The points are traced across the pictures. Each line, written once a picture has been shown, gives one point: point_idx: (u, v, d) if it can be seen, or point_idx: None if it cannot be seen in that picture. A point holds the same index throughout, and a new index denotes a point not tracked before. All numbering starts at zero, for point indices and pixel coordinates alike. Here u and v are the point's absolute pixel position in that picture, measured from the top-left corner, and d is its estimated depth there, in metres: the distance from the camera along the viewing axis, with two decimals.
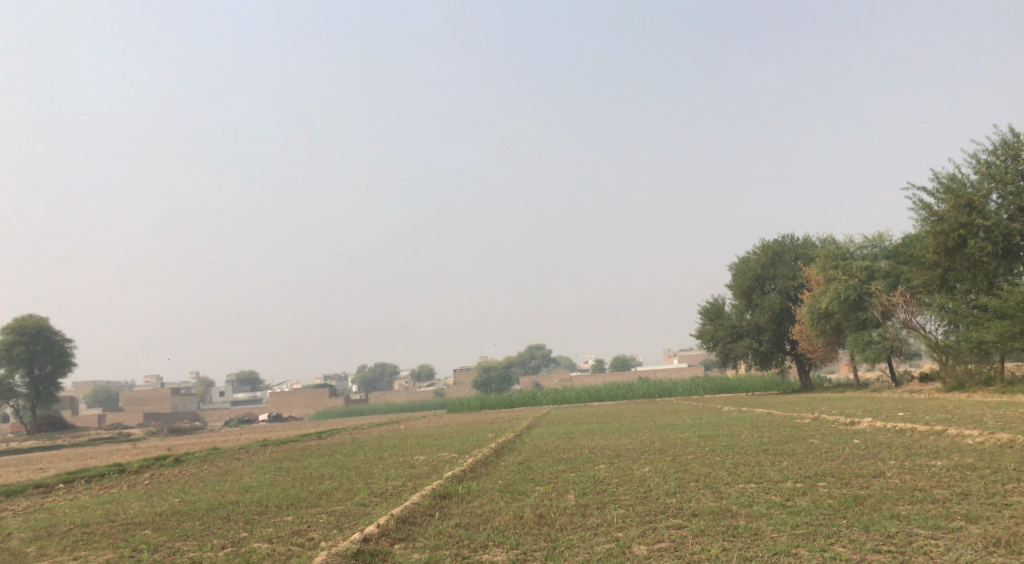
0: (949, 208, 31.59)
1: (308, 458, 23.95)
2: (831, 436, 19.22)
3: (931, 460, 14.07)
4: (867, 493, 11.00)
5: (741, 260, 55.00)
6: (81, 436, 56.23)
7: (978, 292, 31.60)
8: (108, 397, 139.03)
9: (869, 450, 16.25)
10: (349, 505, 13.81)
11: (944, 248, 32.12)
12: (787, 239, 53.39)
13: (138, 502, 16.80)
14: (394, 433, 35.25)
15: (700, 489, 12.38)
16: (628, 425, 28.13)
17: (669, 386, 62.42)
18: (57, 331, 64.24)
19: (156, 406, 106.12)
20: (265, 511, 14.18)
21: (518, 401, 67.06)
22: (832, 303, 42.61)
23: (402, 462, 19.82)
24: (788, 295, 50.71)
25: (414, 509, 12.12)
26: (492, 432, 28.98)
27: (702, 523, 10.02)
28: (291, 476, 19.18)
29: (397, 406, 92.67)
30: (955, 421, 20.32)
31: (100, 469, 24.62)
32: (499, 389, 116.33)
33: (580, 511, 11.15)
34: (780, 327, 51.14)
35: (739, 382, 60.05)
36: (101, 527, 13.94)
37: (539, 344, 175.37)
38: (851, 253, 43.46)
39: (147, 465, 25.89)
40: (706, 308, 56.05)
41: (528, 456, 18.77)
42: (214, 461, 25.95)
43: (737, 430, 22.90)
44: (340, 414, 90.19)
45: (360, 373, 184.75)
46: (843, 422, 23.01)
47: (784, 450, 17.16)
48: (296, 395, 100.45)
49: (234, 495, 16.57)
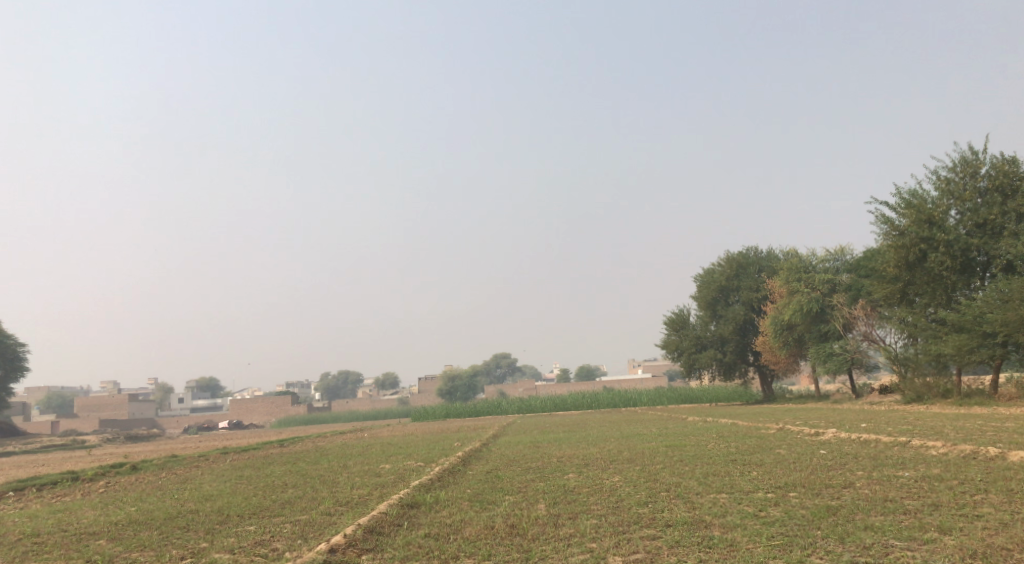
0: (910, 222, 32.06)
1: (270, 466, 23.51)
2: (798, 447, 19.34)
3: (899, 471, 14.18)
4: (840, 504, 10.97)
5: (706, 271, 55.35)
6: (33, 443, 54.75)
7: (937, 306, 32.09)
8: (63, 403, 135.80)
9: (836, 460, 16.33)
10: (314, 515, 13.48)
11: (905, 262, 32.55)
12: (751, 251, 53.91)
13: (93, 511, 16.26)
14: (358, 441, 34.73)
15: (672, 499, 12.30)
16: (595, 434, 28.05)
17: (634, 396, 62.61)
18: (10, 335, 62.60)
19: (112, 413, 103.82)
20: (227, 520, 13.78)
21: (482, 410, 66.74)
22: (794, 315, 43.00)
23: (367, 471, 19.53)
24: (751, 307, 51.16)
25: (382, 519, 11.83)
26: (458, 441, 28.77)
27: (677, 534, 9.90)
28: (252, 485, 18.74)
29: (361, 415, 91.67)
30: (918, 432, 20.60)
31: (53, 477, 23.91)
32: (464, 398, 115.70)
33: (552, 521, 10.97)
34: (743, 338, 51.57)
35: (702, 392, 60.42)
36: (52, 538, 13.40)
37: (504, 355, 174.92)
38: (814, 265, 43.90)
39: (103, 472, 25.21)
40: (671, 319, 56.29)
41: (495, 465, 18.56)
42: (173, 469, 25.37)
43: (704, 440, 22.92)
44: (302, 422, 89.04)
45: (323, 380, 183.15)
46: (808, 432, 23.21)
47: (752, 460, 17.20)
48: (257, 402, 99.01)
49: (193, 504, 16.11)
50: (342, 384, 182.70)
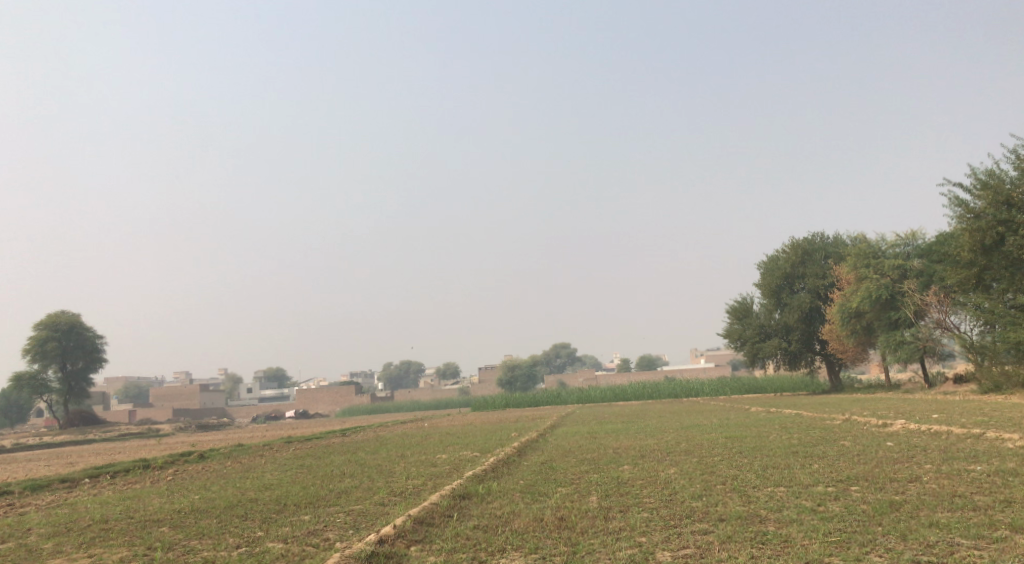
0: (987, 204, 30.73)
1: (331, 455, 23.86)
2: (864, 439, 18.71)
3: (971, 464, 13.57)
4: (904, 499, 10.53)
5: (769, 258, 54.11)
6: (111, 431, 56.90)
7: (1016, 291, 30.70)
8: (139, 393, 140.94)
9: (904, 453, 15.73)
10: (367, 505, 13.57)
11: (981, 246, 31.23)
12: (816, 238, 52.51)
13: (160, 498, 16.73)
14: (418, 431, 35.00)
15: (727, 492, 11.97)
16: (654, 425, 27.64)
17: (696, 386, 61.72)
18: (89, 327, 64.92)
19: (185, 402, 107.10)
20: (284, 509, 14.00)
21: (542, 400, 66.73)
22: (863, 302, 41.71)
23: (423, 461, 19.61)
24: (817, 294, 49.87)
25: (432, 510, 11.83)
26: (516, 431, 28.76)
27: (730, 529, 9.63)
28: (312, 474, 19.03)
29: (422, 404, 92.54)
30: (993, 424, 19.73)
31: (125, 464, 24.68)
32: (523, 387, 115.70)
33: (602, 514, 10.80)
34: (809, 326, 50.31)
35: (767, 382, 59.22)
36: (118, 524, 13.80)
37: (563, 344, 174.56)
38: (883, 251, 42.53)
39: (172, 461, 26.00)
40: (733, 307, 55.26)
41: (550, 456, 18.41)
42: (238, 458, 25.97)
43: (766, 431, 22.36)
44: (365, 411, 90.38)
45: (387, 370, 185.86)
46: (875, 424, 22.46)
47: (814, 452, 16.70)
48: (322, 392, 100.93)
49: (254, 492, 16.42)
50: (405, 373, 184.98)
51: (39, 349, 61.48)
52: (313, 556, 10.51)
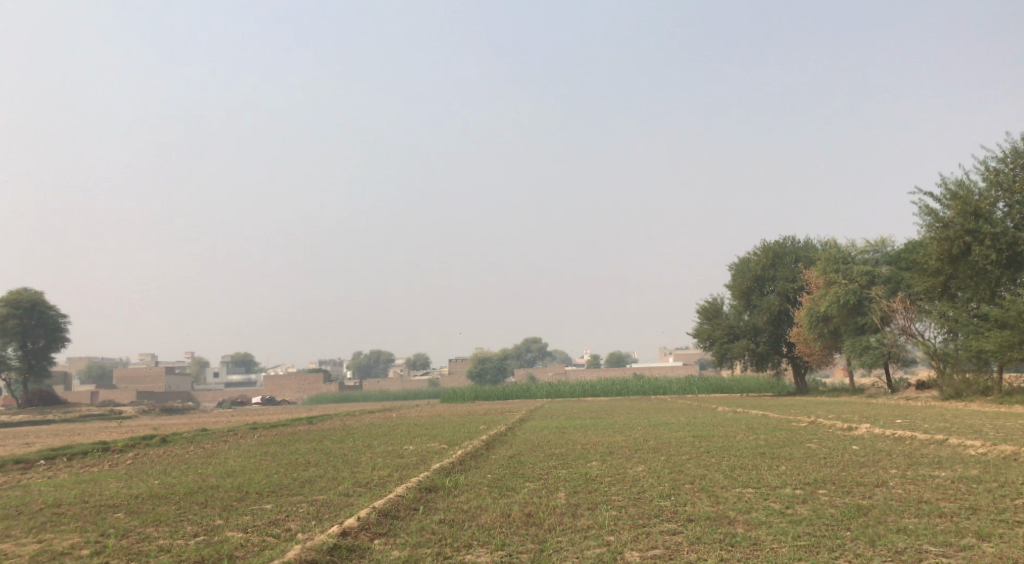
0: (956, 214, 31.09)
1: (296, 443, 23.59)
2: (830, 441, 18.79)
3: (936, 470, 13.66)
4: (871, 504, 10.54)
5: (741, 259, 54.41)
6: (72, 412, 55.81)
7: (980, 301, 31.12)
8: (102, 374, 138.74)
9: (869, 457, 15.82)
10: (331, 495, 13.34)
11: (948, 254, 31.59)
12: (788, 241, 52.94)
13: (117, 482, 16.34)
14: (385, 421, 34.74)
15: (695, 492, 11.93)
16: (622, 420, 27.63)
17: (664, 384, 62.05)
18: (52, 305, 63.55)
19: (149, 385, 105.55)
20: (245, 497, 13.72)
21: (510, 393, 66.68)
22: (831, 306, 42.11)
23: (390, 451, 19.42)
24: (787, 297, 50.30)
25: (398, 502, 11.64)
26: (484, 424, 28.64)
27: (699, 530, 9.56)
28: (276, 462, 18.74)
29: (391, 394, 92.10)
30: (954, 431, 19.95)
31: (84, 446, 24.15)
32: (493, 380, 115.51)
33: (570, 511, 10.68)
34: (778, 329, 50.78)
35: (734, 382, 59.71)
36: (72, 509, 13.41)
37: (534, 338, 174.68)
38: (853, 256, 42.93)
39: (133, 444, 25.51)
40: (703, 307, 55.52)
41: (518, 450, 18.27)
42: (201, 443, 25.57)
43: (732, 431, 22.44)
44: (333, 399, 89.66)
45: (356, 358, 184.81)
46: (840, 427, 22.59)
47: (780, 454, 16.74)
48: (290, 379, 100.05)
49: (215, 479, 16.10)
50: (374, 362, 184.22)
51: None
52: (273, 547, 10.24)
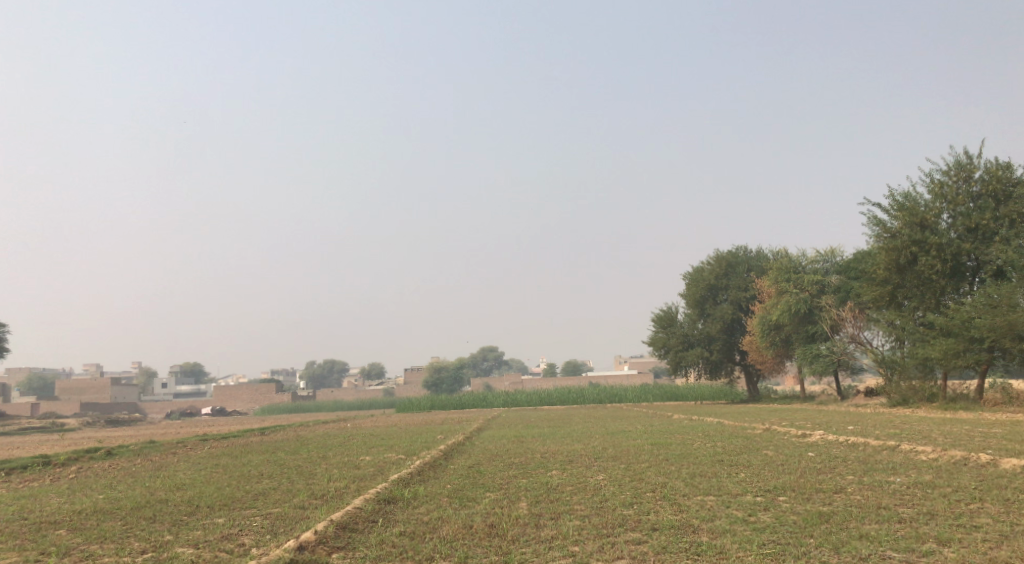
0: (902, 225, 31.79)
1: (248, 455, 23.03)
2: (785, 448, 18.97)
3: (891, 476, 13.82)
4: (832, 510, 10.58)
5: (695, 269, 54.95)
6: (12, 424, 53.96)
7: (926, 309, 31.81)
8: (44, 385, 134.62)
9: (825, 463, 15.97)
10: (286, 508, 12.97)
11: (895, 264, 32.26)
12: (740, 251, 53.64)
13: (60, 498, 15.71)
14: (340, 431, 34.21)
15: (658, 500, 11.88)
16: (580, 430, 27.58)
17: (620, 392, 62.32)
18: None
19: (94, 396, 102.65)
20: (196, 511, 13.28)
21: (466, 403, 66.31)
22: (782, 315, 42.70)
23: (346, 462, 19.07)
24: (739, 306, 50.92)
25: (356, 515, 11.34)
26: (441, 433, 28.34)
27: (664, 539, 9.47)
28: (228, 474, 18.24)
29: (345, 404, 91.01)
30: (906, 436, 20.31)
31: (24, 461, 23.24)
32: (449, 390, 114.92)
33: (533, 521, 10.51)
34: (731, 337, 51.40)
35: (688, 390, 60.24)
36: (11, 526, 12.82)
37: (490, 347, 174.22)
38: (803, 266, 43.59)
39: (77, 457, 24.66)
40: (658, 316, 55.86)
41: (478, 460, 18.06)
42: (149, 455, 24.83)
43: (690, 438, 22.51)
44: (285, 410, 88.19)
45: (309, 368, 182.35)
46: (795, 434, 22.86)
47: (738, 461, 16.84)
48: (242, 389, 98.22)
49: (163, 493, 15.57)
50: (328, 372, 182.13)
51: None
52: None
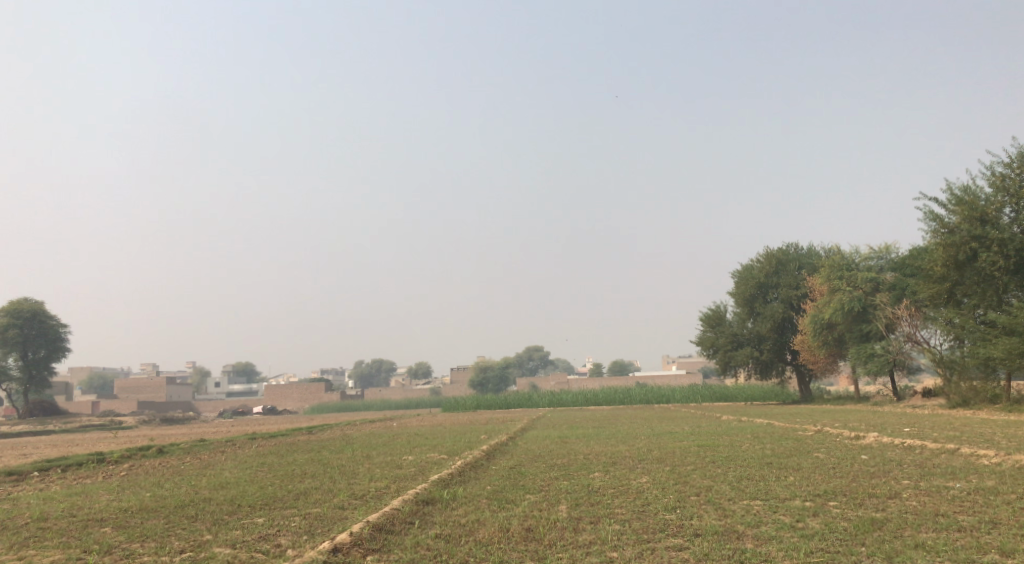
0: (961, 220, 30.70)
1: (295, 454, 23.17)
2: (838, 451, 18.35)
3: (950, 481, 13.21)
4: (886, 517, 10.10)
5: (743, 267, 53.97)
6: (72, 422, 55.39)
7: (987, 308, 30.67)
8: (104, 384, 138.56)
9: (880, 467, 15.38)
10: (326, 508, 12.92)
11: (954, 261, 31.18)
12: (791, 248, 52.53)
13: (108, 495, 15.93)
14: (386, 431, 34.37)
15: (702, 504, 11.51)
16: (625, 431, 27.18)
17: (667, 393, 61.53)
18: (54, 316, 63.27)
19: (150, 395, 105.19)
20: (237, 511, 13.30)
21: (513, 402, 66.19)
22: (835, 314, 41.59)
23: (389, 462, 19.02)
24: (790, 304, 49.84)
25: (393, 516, 11.22)
26: (486, 433, 28.28)
27: (707, 546, 9.12)
28: (272, 473, 18.34)
29: (393, 403, 91.62)
30: (966, 439, 19.52)
31: (80, 458, 23.72)
32: (495, 389, 115.03)
33: (571, 525, 10.25)
34: (781, 336, 50.32)
35: (738, 391, 59.20)
36: (58, 523, 12.99)
37: (536, 347, 174.24)
38: (856, 263, 42.42)
39: (129, 454, 25.11)
40: (707, 315, 54.98)
41: (519, 461, 17.85)
42: (199, 454, 25.16)
43: (738, 440, 21.98)
44: (335, 409, 89.16)
45: (358, 367, 184.35)
46: (848, 436, 22.18)
47: (788, 464, 16.33)
48: (292, 388, 99.61)
49: (207, 491, 15.69)
50: (376, 372, 183.89)
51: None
52: None
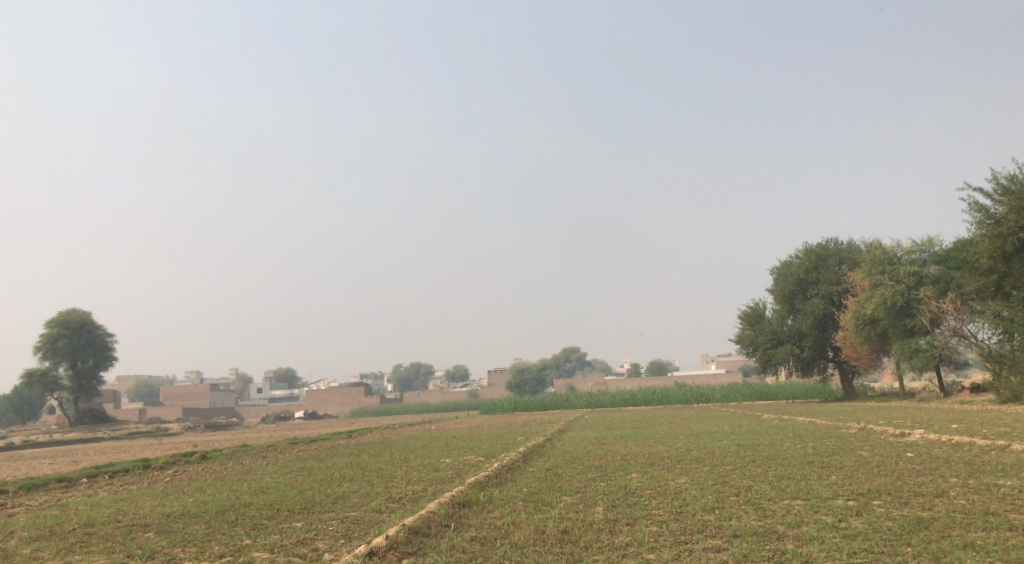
0: (1008, 210, 29.90)
1: (333, 458, 23.34)
2: (882, 449, 17.97)
3: (1000, 479, 12.84)
4: (932, 516, 9.84)
5: (782, 263, 53.22)
6: (119, 429, 56.47)
7: None
8: (150, 392, 141.30)
9: (926, 465, 15.00)
10: (363, 512, 12.98)
11: (1000, 252, 30.41)
12: (830, 244, 51.65)
13: (152, 500, 16.19)
14: (424, 434, 34.48)
15: (742, 505, 11.32)
16: (662, 431, 26.91)
17: (707, 392, 60.91)
18: (100, 326, 64.58)
19: (195, 402, 106.91)
20: (276, 515, 13.42)
21: (551, 403, 66.05)
22: (877, 309, 40.76)
23: (426, 465, 19.05)
24: (831, 300, 49.00)
25: (429, 519, 11.21)
26: (523, 435, 28.25)
27: (746, 547, 8.97)
28: (311, 477, 18.49)
29: (432, 406, 91.96)
30: (1015, 436, 19.01)
31: (125, 464, 24.17)
32: (533, 391, 114.87)
33: (609, 527, 10.14)
34: (823, 333, 49.49)
35: (779, 389, 58.39)
36: (104, 529, 13.22)
37: (574, 348, 173.84)
38: (899, 257, 41.54)
39: (173, 460, 25.52)
40: (746, 313, 54.30)
41: (557, 462, 17.75)
42: (240, 459, 25.46)
43: (779, 439, 21.64)
44: (374, 413, 89.78)
45: (397, 372, 185.59)
46: (893, 433, 21.72)
47: (830, 463, 16.02)
48: (332, 393, 100.54)
49: (248, 496, 15.86)
50: (415, 375, 184.93)
51: (49, 346, 61.17)
52: None
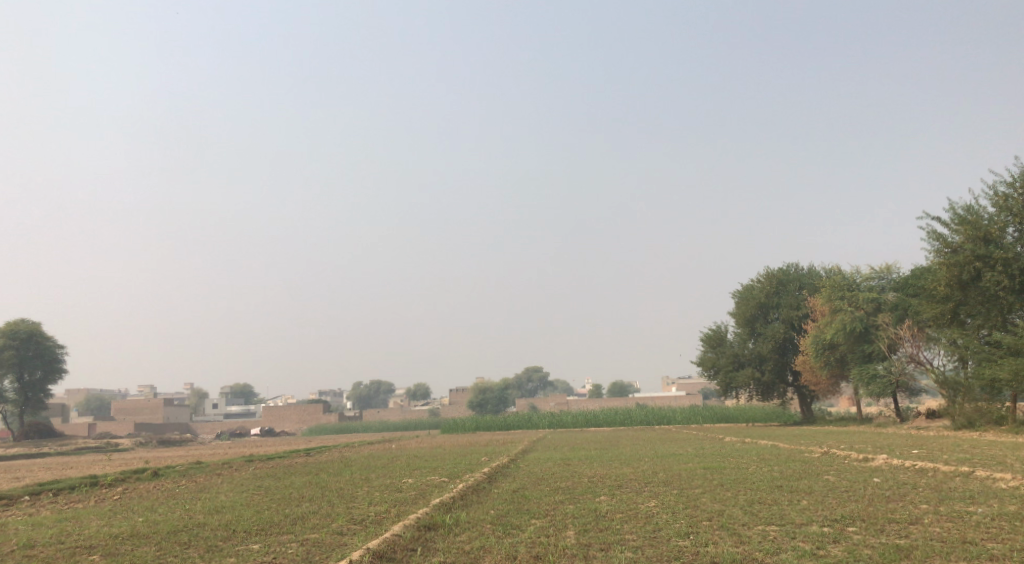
0: (965, 239, 30.33)
1: (291, 477, 22.64)
2: (849, 474, 17.89)
3: (970, 506, 12.78)
4: (911, 544, 9.67)
5: (744, 287, 53.60)
6: (66, 445, 54.61)
7: (992, 328, 30.26)
8: (101, 406, 137.59)
9: (895, 491, 14.90)
10: (324, 534, 12.48)
11: (957, 280, 30.83)
12: (791, 269, 52.18)
13: (99, 520, 15.45)
14: (385, 453, 33.76)
15: (716, 530, 11.07)
16: (627, 453, 26.71)
17: (668, 414, 60.97)
18: (50, 337, 62.66)
19: (147, 417, 104.26)
20: (231, 537, 12.82)
21: (512, 423, 65.56)
22: (837, 334, 41.18)
23: (388, 485, 18.50)
24: (792, 325, 49.40)
25: (393, 542, 10.76)
26: (486, 455, 27.76)
27: None
28: (269, 497, 17.85)
29: (391, 425, 90.69)
30: (976, 461, 19.13)
31: (72, 481, 23.17)
32: (495, 410, 114.43)
33: (582, 553, 9.80)
34: (783, 357, 49.84)
35: (739, 412, 58.69)
36: (46, 551, 12.50)
37: (536, 369, 174.11)
38: (858, 283, 42.01)
39: (123, 477, 24.58)
40: (708, 336, 54.52)
41: (522, 484, 17.35)
42: (193, 477, 24.60)
43: (744, 462, 21.54)
44: (332, 431, 88.21)
45: (357, 389, 183.56)
46: (856, 458, 21.71)
47: (799, 487, 15.87)
48: (290, 410, 98.73)
49: (201, 516, 15.21)
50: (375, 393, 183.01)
51: None
52: None
